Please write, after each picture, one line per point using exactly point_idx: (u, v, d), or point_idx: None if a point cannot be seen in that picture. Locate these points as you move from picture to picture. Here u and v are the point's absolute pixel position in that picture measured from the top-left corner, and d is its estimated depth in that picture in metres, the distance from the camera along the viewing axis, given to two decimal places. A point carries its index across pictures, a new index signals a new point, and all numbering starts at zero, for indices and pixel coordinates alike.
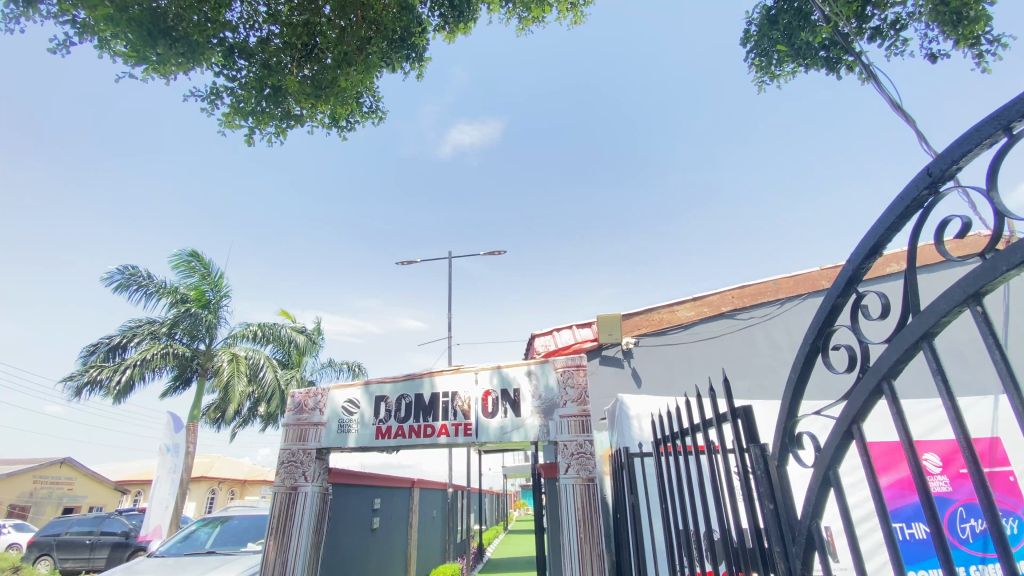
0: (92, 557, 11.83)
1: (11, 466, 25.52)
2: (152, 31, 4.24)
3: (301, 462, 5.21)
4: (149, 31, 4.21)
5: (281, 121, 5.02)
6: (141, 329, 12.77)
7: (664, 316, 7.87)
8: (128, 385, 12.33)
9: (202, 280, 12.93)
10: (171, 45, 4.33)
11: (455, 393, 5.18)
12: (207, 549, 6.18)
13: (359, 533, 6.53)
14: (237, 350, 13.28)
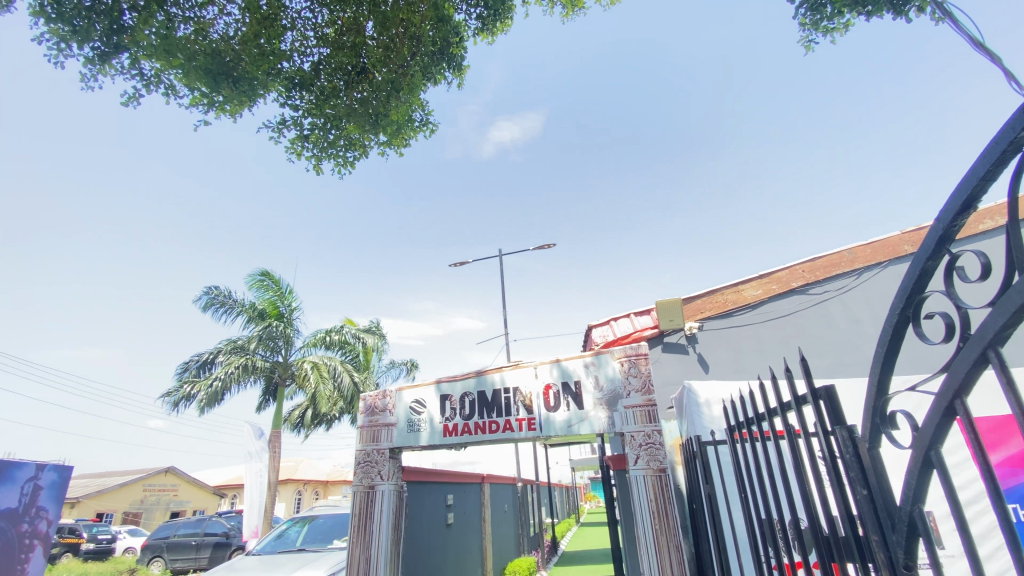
0: (198, 556, 12.94)
1: (126, 476, 28.41)
2: (221, 80, 4.63)
3: (376, 462, 5.43)
4: (216, 78, 4.60)
5: (343, 151, 5.26)
6: (225, 345, 13.65)
7: (729, 296, 7.53)
8: (218, 398, 13.27)
9: (276, 296, 13.87)
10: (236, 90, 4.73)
11: (516, 388, 5.21)
12: (298, 546, 6.60)
13: (435, 529, 6.72)
14: (314, 358, 14.10)
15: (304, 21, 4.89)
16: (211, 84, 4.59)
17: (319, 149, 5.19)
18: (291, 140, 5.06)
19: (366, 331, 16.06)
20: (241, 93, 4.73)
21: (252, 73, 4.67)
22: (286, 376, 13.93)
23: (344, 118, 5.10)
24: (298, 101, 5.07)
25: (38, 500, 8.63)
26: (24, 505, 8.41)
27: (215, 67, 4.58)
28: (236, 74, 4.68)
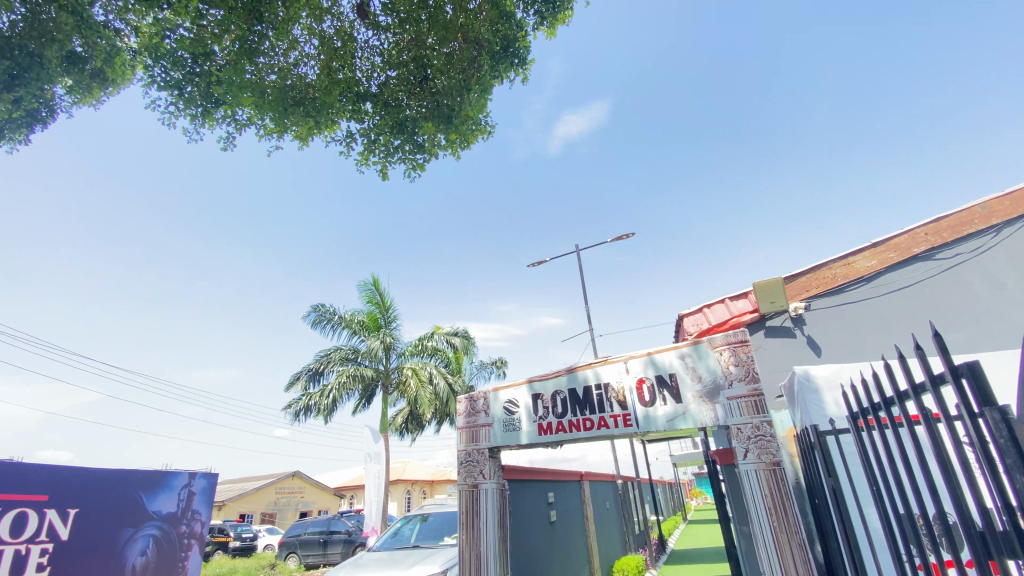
0: (327, 552, 14.18)
1: (261, 481, 31.88)
2: (286, 103, 5.03)
3: (477, 461, 5.61)
4: (284, 104, 5.00)
5: (412, 155, 5.51)
6: (334, 356, 14.74)
7: (839, 271, 6.86)
8: (332, 406, 14.25)
9: (376, 308, 15.05)
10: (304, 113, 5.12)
11: (608, 384, 5.16)
12: (413, 543, 7.03)
13: (539, 526, 6.84)
14: (412, 364, 14.99)
15: (371, 49, 5.22)
16: (281, 113, 5.01)
17: (390, 160, 5.51)
18: (360, 152, 5.43)
19: (455, 335, 16.62)
20: (308, 117, 5.13)
21: (326, 98, 5.09)
22: (389, 383, 15.00)
23: (417, 119, 5.35)
24: (369, 115, 5.41)
25: (192, 504, 9.98)
26: (182, 508, 9.77)
27: (285, 99, 4.99)
28: (303, 99, 5.10)
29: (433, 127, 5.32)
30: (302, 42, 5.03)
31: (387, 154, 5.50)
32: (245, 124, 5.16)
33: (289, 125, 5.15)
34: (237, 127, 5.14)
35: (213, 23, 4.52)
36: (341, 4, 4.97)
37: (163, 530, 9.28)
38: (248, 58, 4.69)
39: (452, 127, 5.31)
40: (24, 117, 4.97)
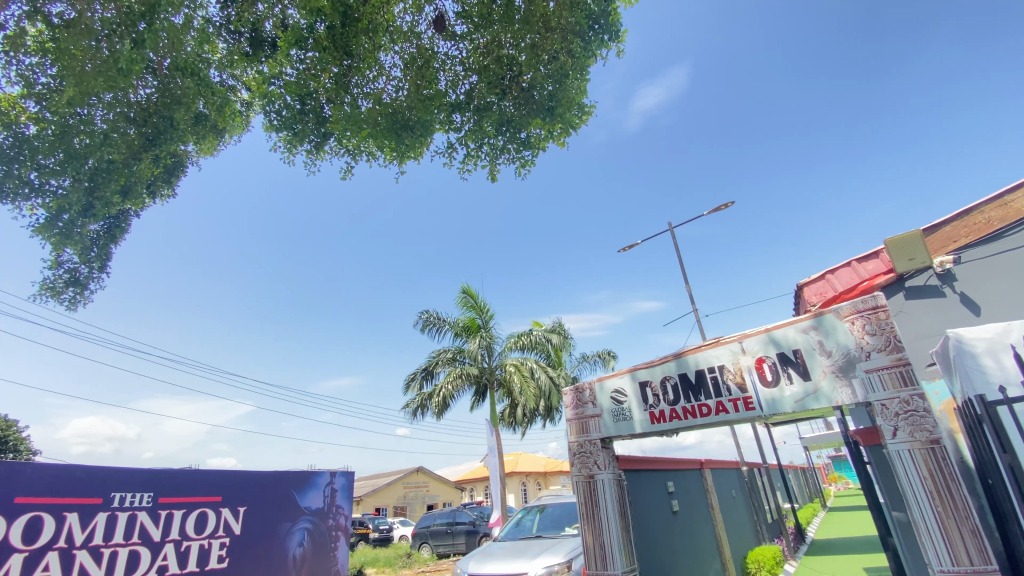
0: (456, 542, 15.02)
1: (390, 476, 34.59)
2: (398, 129, 5.47)
3: (591, 452, 5.58)
4: (395, 130, 5.45)
5: (519, 153, 5.63)
6: (442, 357, 15.53)
7: (994, 214, 5.91)
8: (444, 404, 14.95)
9: (475, 310, 15.59)
10: (413, 137, 5.50)
11: (722, 366, 4.89)
12: (536, 533, 7.20)
13: (661, 516, 6.66)
14: (514, 360, 15.34)
15: (453, 60, 5.39)
16: (397, 139, 5.47)
17: (498, 159, 5.68)
18: (463, 158, 5.65)
19: (551, 330, 16.78)
20: (418, 138, 5.53)
21: (423, 116, 5.44)
22: (493, 380, 15.44)
23: (517, 115, 5.43)
24: (461, 125, 5.58)
25: (336, 499, 11.11)
26: (328, 503, 10.90)
27: (397, 124, 5.43)
28: (412, 123, 5.46)
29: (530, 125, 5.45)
30: (390, 65, 5.35)
31: (494, 156, 5.69)
32: (353, 154, 5.65)
33: (406, 151, 5.61)
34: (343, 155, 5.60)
35: (311, 65, 5.03)
36: (420, 24, 5.22)
37: (314, 523, 10.44)
38: (343, 90, 5.21)
39: (556, 116, 5.34)
40: (164, 173, 5.91)
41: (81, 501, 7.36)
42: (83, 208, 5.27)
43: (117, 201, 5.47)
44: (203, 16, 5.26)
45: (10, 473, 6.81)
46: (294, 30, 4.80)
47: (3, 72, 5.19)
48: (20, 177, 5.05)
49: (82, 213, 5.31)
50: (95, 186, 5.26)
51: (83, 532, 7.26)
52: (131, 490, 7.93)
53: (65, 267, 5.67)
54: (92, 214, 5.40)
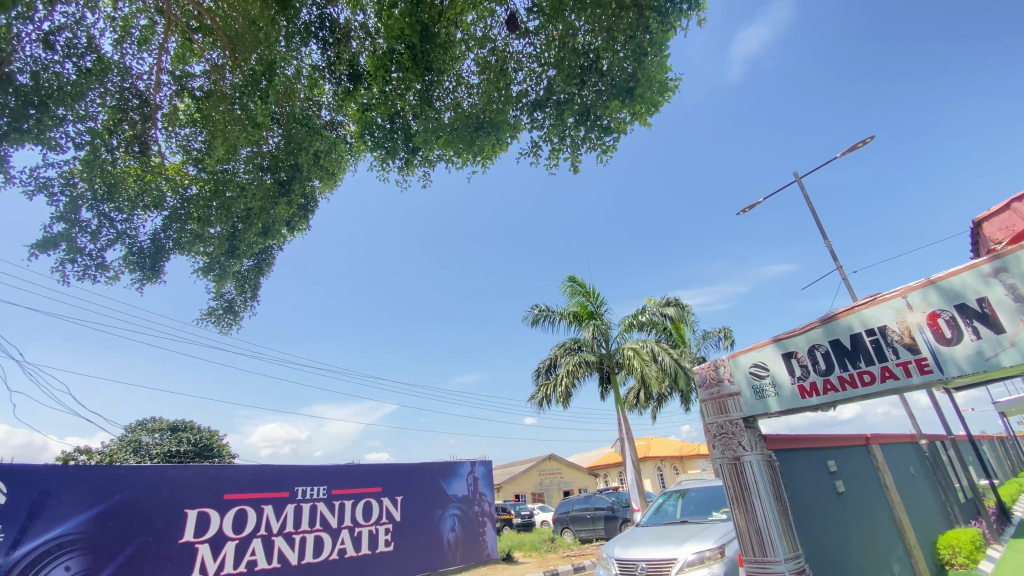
0: (597, 527, 15.07)
1: (524, 464, 35.79)
2: (484, 136, 5.47)
3: (733, 433, 5.18)
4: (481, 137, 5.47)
5: (601, 140, 5.38)
6: (559, 349, 15.61)
7: None
8: (568, 394, 15.01)
9: (585, 297, 15.43)
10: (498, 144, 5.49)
11: (883, 327, 4.23)
12: (680, 518, 6.92)
13: (823, 498, 5.97)
14: (634, 344, 14.87)
15: (528, 56, 5.31)
16: (478, 146, 5.45)
17: (578, 152, 5.50)
18: (546, 156, 5.53)
19: (665, 305, 16.03)
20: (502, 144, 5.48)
21: (496, 117, 5.36)
22: (614, 365, 15.15)
23: (594, 101, 5.18)
24: (539, 118, 5.43)
25: (478, 487, 11.74)
26: (472, 491, 11.56)
27: (478, 131, 5.40)
28: (483, 123, 5.40)
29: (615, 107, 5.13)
30: (471, 73, 5.44)
31: (575, 147, 5.51)
32: (447, 162, 5.85)
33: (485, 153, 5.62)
34: (433, 164, 5.85)
35: (399, 85, 5.31)
36: (493, 27, 5.22)
37: (462, 510, 11.17)
38: (427, 104, 5.37)
39: (637, 97, 5.03)
40: (299, 209, 6.58)
41: (273, 495, 8.65)
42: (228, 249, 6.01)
43: (257, 237, 6.05)
44: (308, 61, 5.81)
45: (219, 473, 8.24)
46: (380, 59, 5.28)
47: (166, 145, 6.28)
48: (188, 231, 6.14)
49: (230, 255, 6.05)
50: (238, 230, 6.00)
51: (278, 520, 8.55)
52: (310, 484, 9.14)
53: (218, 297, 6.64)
54: (235, 254, 6.09)
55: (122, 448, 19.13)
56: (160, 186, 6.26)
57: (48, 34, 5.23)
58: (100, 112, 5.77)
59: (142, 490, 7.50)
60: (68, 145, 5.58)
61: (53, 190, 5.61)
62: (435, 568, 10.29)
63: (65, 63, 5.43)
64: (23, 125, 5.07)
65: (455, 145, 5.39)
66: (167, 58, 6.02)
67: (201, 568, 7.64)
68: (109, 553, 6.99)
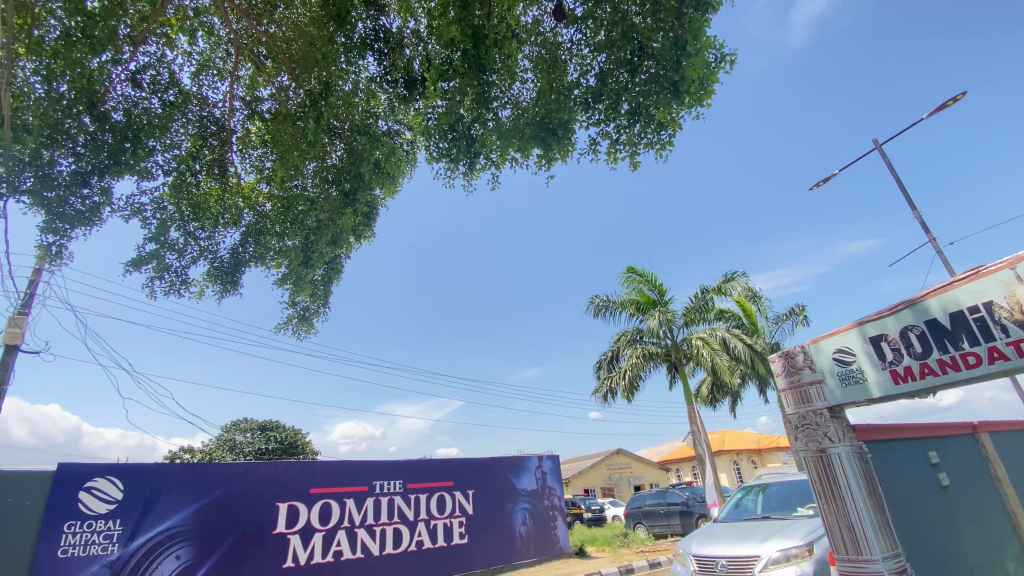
0: (671, 522, 14.70)
1: (592, 459, 35.49)
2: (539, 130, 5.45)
3: (818, 424, 4.86)
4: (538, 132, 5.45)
5: (657, 136, 5.23)
6: (621, 340, 15.28)
7: None
8: (633, 386, 14.66)
9: (647, 287, 15.03)
10: (554, 138, 5.44)
11: (989, 303, 3.79)
12: (762, 513, 6.58)
13: (925, 493, 5.47)
14: (702, 333, 14.31)
15: (579, 45, 5.22)
16: (545, 146, 5.44)
17: (636, 148, 5.34)
18: (606, 152, 5.41)
19: (724, 283, 15.06)
20: (563, 142, 5.43)
21: (563, 117, 5.34)
22: (681, 356, 14.68)
23: (645, 86, 5.01)
24: (596, 110, 5.31)
25: (547, 481, 11.77)
26: (541, 485, 11.62)
27: (541, 129, 5.41)
28: (554, 126, 5.39)
29: (664, 103, 4.98)
30: (523, 69, 5.45)
31: (636, 145, 5.37)
32: (500, 162, 5.88)
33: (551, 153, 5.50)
34: (490, 167, 5.91)
35: (453, 92, 5.41)
36: (543, 20, 5.21)
37: (532, 504, 11.26)
38: (484, 106, 5.44)
39: (682, 94, 4.86)
40: (363, 216, 6.84)
41: (353, 488, 9.13)
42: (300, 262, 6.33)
43: (323, 244, 6.23)
44: (364, 74, 6.05)
45: (305, 469, 8.80)
46: (439, 64, 5.30)
47: (242, 165, 6.77)
48: (266, 245, 6.60)
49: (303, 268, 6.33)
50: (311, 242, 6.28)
51: (359, 513, 9.03)
52: (386, 478, 9.57)
53: (295, 306, 7.09)
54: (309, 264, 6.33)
55: (220, 447, 20.92)
56: (239, 204, 6.76)
57: (135, 74, 5.78)
58: (184, 140, 6.33)
59: (238, 485, 8.17)
60: (158, 172, 6.16)
61: (147, 215, 6.21)
62: (510, 562, 10.45)
63: (152, 98, 5.98)
64: (121, 158, 5.69)
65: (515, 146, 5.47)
66: (240, 85, 6.49)
67: (293, 557, 8.23)
68: (213, 542, 7.69)
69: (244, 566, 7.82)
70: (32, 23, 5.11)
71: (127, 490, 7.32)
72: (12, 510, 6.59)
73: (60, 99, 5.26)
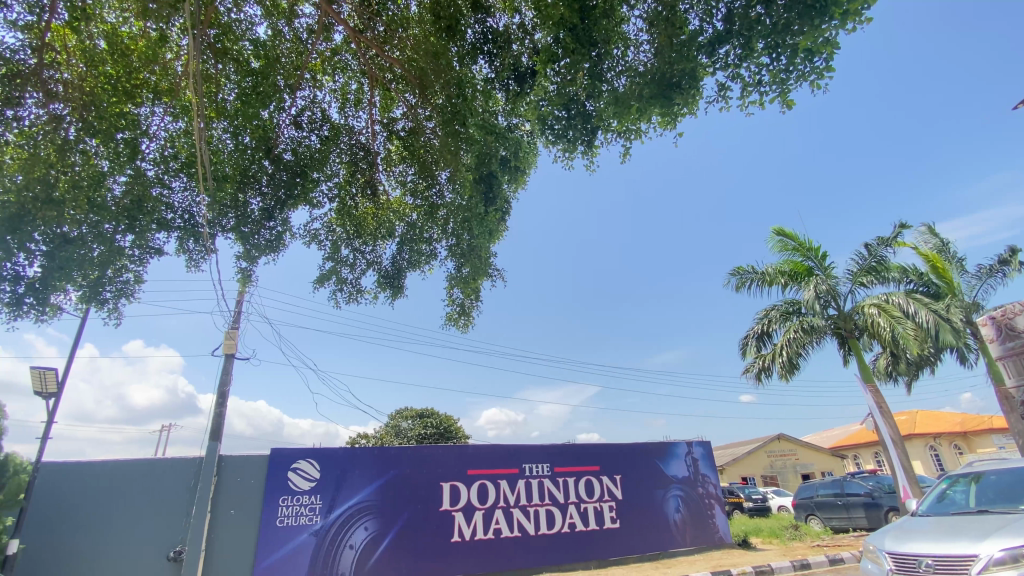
0: (853, 516, 13.03)
1: (748, 445, 32.83)
2: (667, 91, 5.15)
3: None
4: (665, 94, 5.16)
5: (805, 64, 4.59)
6: (773, 314, 13.84)
7: None
8: (791, 364, 13.20)
9: (799, 251, 13.37)
10: (684, 96, 5.12)
11: None
12: (977, 508, 5.48)
13: None
14: (876, 300, 12.34)
15: None
16: (668, 104, 5.19)
17: (774, 85, 4.79)
18: (739, 97, 4.91)
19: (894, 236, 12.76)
20: (689, 95, 5.11)
21: (684, 67, 4.99)
22: (850, 328, 12.85)
23: (786, 20, 4.45)
24: (728, 59, 4.85)
25: (699, 468, 11.21)
26: (694, 471, 11.12)
27: (664, 88, 5.13)
28: (677, 78, 5.07)
29: (809, 25, 4.36)
30: (637, 32, 5.20)
31: (783, 82, 4.80)
32: (623, 137, 5.70)
33: (678, 109, 5.31)
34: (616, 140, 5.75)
35: (565, 72, 5.34)
36: None
37: (686, 491, 10.83)
38: (598, 80, 5.34)
39: (838, 6, 4.15)
40: (499, 215, 7.06)
41: (505, 471, 9.69)
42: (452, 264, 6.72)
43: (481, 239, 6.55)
44: (480, 77, 6.27)
45: (461, 452, 9.57)
46: (547, 49, 5.33)
47: (388, 183, 7.54)
48: (417, 250, 7.27)
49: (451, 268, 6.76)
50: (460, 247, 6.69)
51: (513, 494, 9.55)
52: (535, 461, 9.98)
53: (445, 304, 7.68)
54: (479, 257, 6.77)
55: (388, 433, 23.73)
56: (390, 218, 7.53)
57: (296, 117, 6.79)
58: (340, 168, 7.22)
59: (408, 466, 9.18)
60: (325, 201, 7.16)
61: (321, 238, 7.25)
62: (667, 549, 10.20)
63: (310, 135, 6.95)
64: (294, 192, 6.68)
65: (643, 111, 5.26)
66: (376, 109, 7.21)
67: (459, 532, 9.01)
68: (393, 516, 8.77)
69: (419, 538, 8.77)
70: (216, 89, 6.32)
71: (322, 470, 8.68)
72: (242, 486, 8.31)
73: (244, 148, 6.37)
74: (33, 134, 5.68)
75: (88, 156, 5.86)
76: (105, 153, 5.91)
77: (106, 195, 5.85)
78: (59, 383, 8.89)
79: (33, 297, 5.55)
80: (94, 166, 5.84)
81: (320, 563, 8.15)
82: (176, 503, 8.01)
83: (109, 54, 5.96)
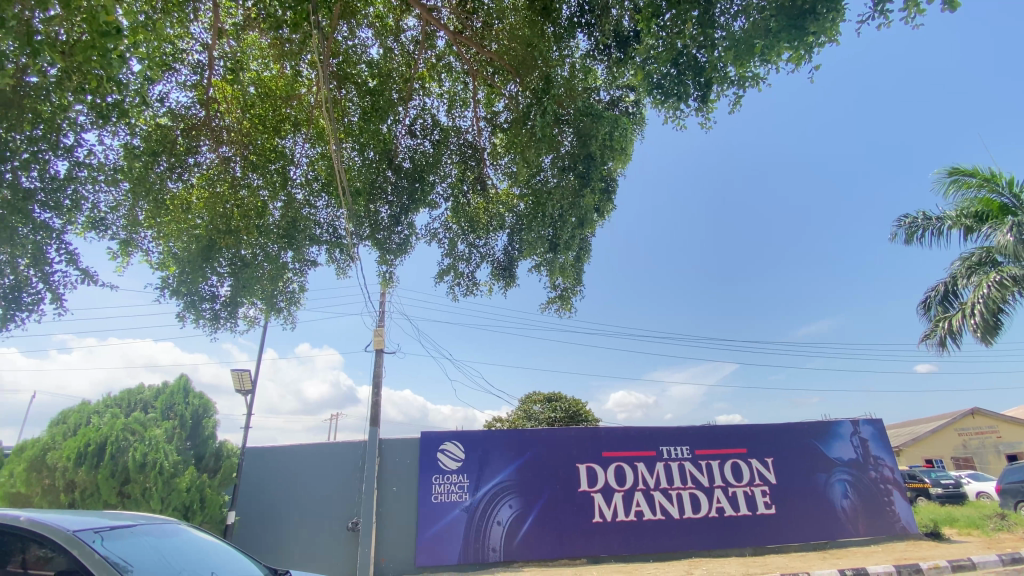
0: None
1: (930, 423, 28.00)
2: (798, 20, 4.44)
3: None
4: (793, 23, 4.45)
5: None
6: (960, 268, 11.68)
7: None
8: (991, 324, 10.74)
9: (985, 187, 10.92)
10: (822, 20, 4.37)
11: None
12: None
13: None
14: None
15: None
16: (802, 33, 4.47)
17: None
18: (904, 5, 3.99)
19: None
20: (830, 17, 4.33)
21: None
22: None
23: None
24: None
25: (870, 450, 9.80)
26: (863, 454, 9.75)
27: (795, 16, 4.43)
28: (810, 5, 4.36)
29: None
30: None
31: None
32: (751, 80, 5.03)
33: (811, 42, 4.56)
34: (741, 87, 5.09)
35: (672, 25, 4.94)
36: None
37: (855, 476, 9.56)
38: (709, 28, 4.81)
39: None
40: (606, 193, 6.74)
41: (642, 453, 9.42)
42: (567, 243, 6.54)
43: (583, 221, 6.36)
44: (578, 53, 6.07)
45: (594, 434, 9.52)
46: (649, 4, 4.94)
47: (496, 175, 7.65)
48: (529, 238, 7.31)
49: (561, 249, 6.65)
50: (575, 227, 6.48)
51: (652, 477, 9.27)
52: (674, 444, 9.53)
53: (558, 289, 7.57)
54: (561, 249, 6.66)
55: (520, 417, 24.55)
56: (501, 209, 7.61)
57: (410, 126, 7.22)
58: (452, 168, 7.49)
59: (543, 448, 9.36)
60: (441, 201, 7.51)
61: (440, 236, 7.64)
62: (835, 539, 9.16)
63: (423, 141, 7.33)
64: (415, 196, 7.05)
65: (771, 48, 4.62)
66: (480, 106, 7.33)
67: (600, 513, 9.00)
68: (533, 496, 9.04)
69: (561, 518, 8.94)
70: (342, 112, 6.96)
71: (465, 452, 9.25)
72: (398, 467, 9.19)
73: (370, 162, 6.92)
74: (210, 175, 6.78)
75: (252, 188, 6.83)
76: (264, 182, 6.84)
77: (269, 219, 6.80)
78: (252, 381, 10.64)
79: (228, 311, 6.67)
80: (257, 197, 6.82)
81: (471, 538, 8.73)
82: (347, 481, 9.18)
83: (258, 97, 6.85)
